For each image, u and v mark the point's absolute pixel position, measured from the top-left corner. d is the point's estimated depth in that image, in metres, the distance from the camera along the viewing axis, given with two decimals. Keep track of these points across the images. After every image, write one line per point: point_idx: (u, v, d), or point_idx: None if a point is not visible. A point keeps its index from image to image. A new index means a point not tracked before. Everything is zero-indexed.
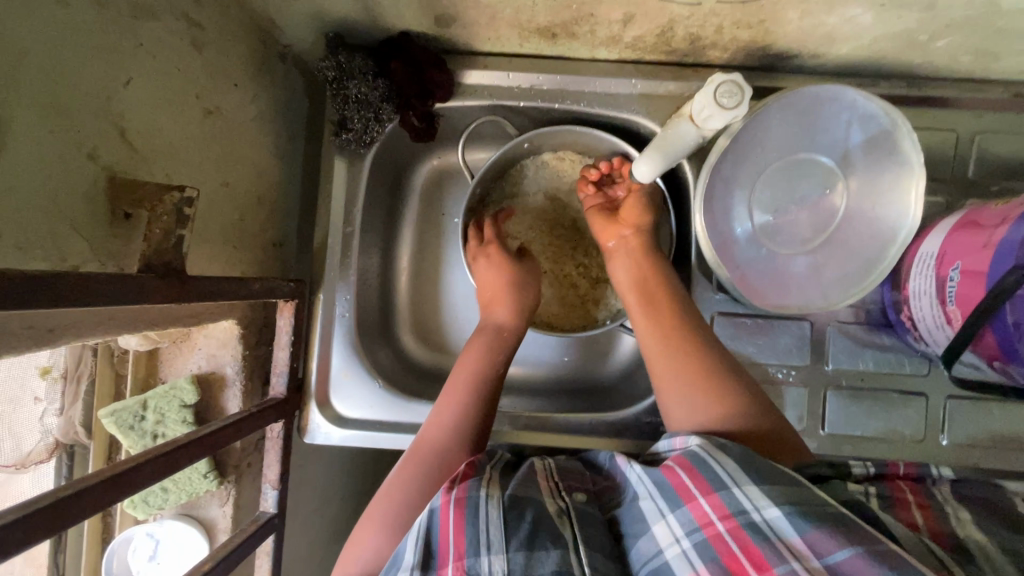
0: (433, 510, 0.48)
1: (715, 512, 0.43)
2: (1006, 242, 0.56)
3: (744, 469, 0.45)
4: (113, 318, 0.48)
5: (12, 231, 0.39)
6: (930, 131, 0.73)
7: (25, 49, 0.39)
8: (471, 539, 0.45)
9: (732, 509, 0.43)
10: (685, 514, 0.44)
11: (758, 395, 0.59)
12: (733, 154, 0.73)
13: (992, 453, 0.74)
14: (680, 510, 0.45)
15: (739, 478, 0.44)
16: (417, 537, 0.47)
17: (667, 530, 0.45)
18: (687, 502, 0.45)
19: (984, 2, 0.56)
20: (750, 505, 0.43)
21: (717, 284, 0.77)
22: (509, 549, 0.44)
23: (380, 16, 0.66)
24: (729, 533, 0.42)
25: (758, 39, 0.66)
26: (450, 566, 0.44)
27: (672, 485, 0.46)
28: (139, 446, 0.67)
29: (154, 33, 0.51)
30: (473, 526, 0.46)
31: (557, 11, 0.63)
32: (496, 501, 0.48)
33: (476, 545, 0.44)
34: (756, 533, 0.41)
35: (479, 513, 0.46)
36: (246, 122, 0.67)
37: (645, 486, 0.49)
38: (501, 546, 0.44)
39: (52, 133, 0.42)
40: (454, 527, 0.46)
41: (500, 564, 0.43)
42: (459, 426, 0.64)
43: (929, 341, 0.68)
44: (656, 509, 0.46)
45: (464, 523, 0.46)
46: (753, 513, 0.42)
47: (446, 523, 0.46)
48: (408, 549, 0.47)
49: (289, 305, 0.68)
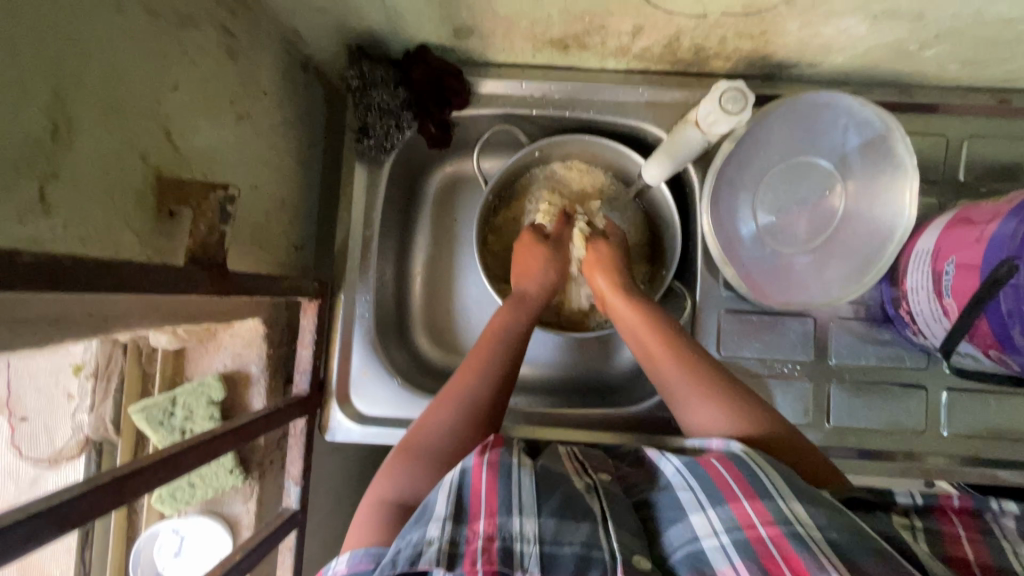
0: (466, 468, 0.50)
1: (758, 517, 0.46)
2: (996, 236, 0.60)
3: (791, 486, 0.48)
4: (159, 310, 0.51)
5: (75, 223, 0.42)
6: (922, 135, 0.77)
7: (90, 54, 0.42)
8: (503, 500, 0.48)
9: (775, 518, 0.46)
10: (727, 512, 0.48)
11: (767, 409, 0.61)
12: (736, 158, 0.77)
13: (991, 444, 0.77)
14: (721, 507, 0.48)
15: (785, 492, 0.48)
16: (448, 489, 0.49)
17: (707, 522, 0.48)
18: (729, 502, 0.48)
19: (969, 13, 0.60)
20: (795, 519, 0.45)
21: (724, 282, 0.80)
22: (540, 514, 0.48)
23: (402, 28, 0.69)
24: (771, 540, 0.45)
25: (759, 49, 0.70)
26: (481, 521, 0.46)
27: (715, 481, 0.50)
28: (167, 442, 0.70)
29: (196, 41, 0.55)
30: (506, 489, 0.48)
31: (570, 24, 0.67)
32: (529, 471, 0.51)
33: (507, 506, 0.47)
34: (799, 543, 0.43)
35: (512, 476, 0.50)
36: (272, 128, 0.70)
37: (685, 478, 0.52)
38: (533, 510, 0.48)
39: (110, 132, 0.44)
40: (486, 487, 0.48)
41: (531, 525, 0.47)
42: (465, 422, 0.61)
43: (928, 334, 0.71)
44: (695, 501, 0.50)
45: (496, 483, 0.49)
46: (796, 524, 0.45)
47: (478, 483, 0.49)
48: (440, 501, 0.48)
49: (313, 304, 0.70)
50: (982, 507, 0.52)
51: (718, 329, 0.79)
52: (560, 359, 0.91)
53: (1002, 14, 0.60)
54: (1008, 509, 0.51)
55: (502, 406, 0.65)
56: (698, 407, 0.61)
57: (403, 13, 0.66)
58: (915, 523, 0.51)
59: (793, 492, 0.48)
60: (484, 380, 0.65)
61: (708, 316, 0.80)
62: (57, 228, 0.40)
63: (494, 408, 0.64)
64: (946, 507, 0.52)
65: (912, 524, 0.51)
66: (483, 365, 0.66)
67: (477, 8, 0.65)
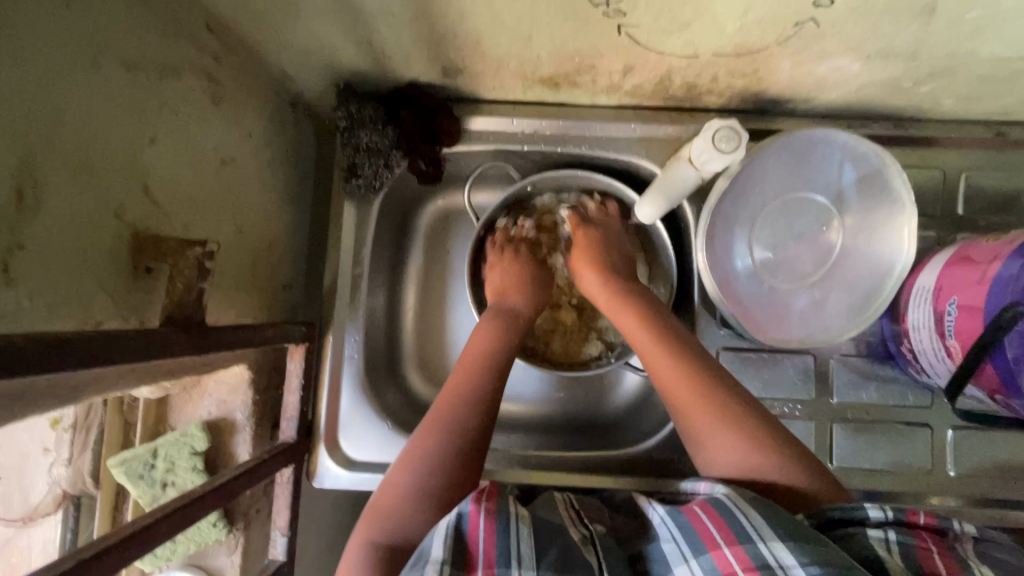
0: (462, 514, 0.47)
1: (739, 563, 0.42)
2: (1000, 277, 0.58)
3: (769, 521, 0.44)
4: (134, 371, 0.49)
5: (43, 292, 0.41)
6: (919, 170, 0.76)
7: (60, 116, 0.41)
8: (502, 550, 0.44)
9: (756, 563, 0.42)
10: (708, 561, 0.44)
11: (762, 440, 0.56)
12: (732, 194, 0.75)
13: (1000, 483, 0.75)
14: (703, 556, 0.44)
15: (764, 531, 0.44)
16: (443, 533, 0.46)
17: (689, 574, 0.44)
18: (710, 549, 0.44)
19: (964, 53, 0.59)
20: (775, 561, 0.41)
21: (721, 319, 0.78)
22: (539, 568, 0.43)
23: (390, 69, 0.69)
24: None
25: (752, 86, 0.69)
26: (478, 574, 0.43)
27: (696, 529, 0.46)
28: (148, 497, 0.68)
29: (177, 91, 0.54)
30: (504, 539, 0.45)
31: (560, 63, 0.66)
32: (526, 522, 0.47)
33: (506, 557, 0.44)
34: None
35: (511, 528, 0.46)
36: (259, 171, 0.69)
37: (671, 529, 0.48)
38: (531, 562, 0.43)
39: (81, 193, 0.43)
40: (484, 535, 0.45)
41: None
42: (455, 454, 0.58)
43: (931, 373, 0.70)
44: (679, 553, 0.46)
45: (494, 534, 0.45)
46: (776, 569, 0.41)
47: (477, 530, 0.45)
48: (436, 546, 0.45)
49: (301, 348, 0.68)
50: (945, 527, 0.47)
51: None
52: (555, 397, 0.89)
53: (997, 52, 0.59)
54: (969, 531, 0.46)
55: (489, 430, 0.61)
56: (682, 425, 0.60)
57: (391, 54, 0.65)
58: (889, 536, 0.45)
59: (771, 527, 0.44)
60: (473, 407, 0.62)
61: None
62: (23, 299, 0.39)
63: (480, 446, 0.60)
64: (916, 523, 0.47)
65: (885, 536, 0.45)
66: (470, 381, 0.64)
67: (465, 49, 0.64)
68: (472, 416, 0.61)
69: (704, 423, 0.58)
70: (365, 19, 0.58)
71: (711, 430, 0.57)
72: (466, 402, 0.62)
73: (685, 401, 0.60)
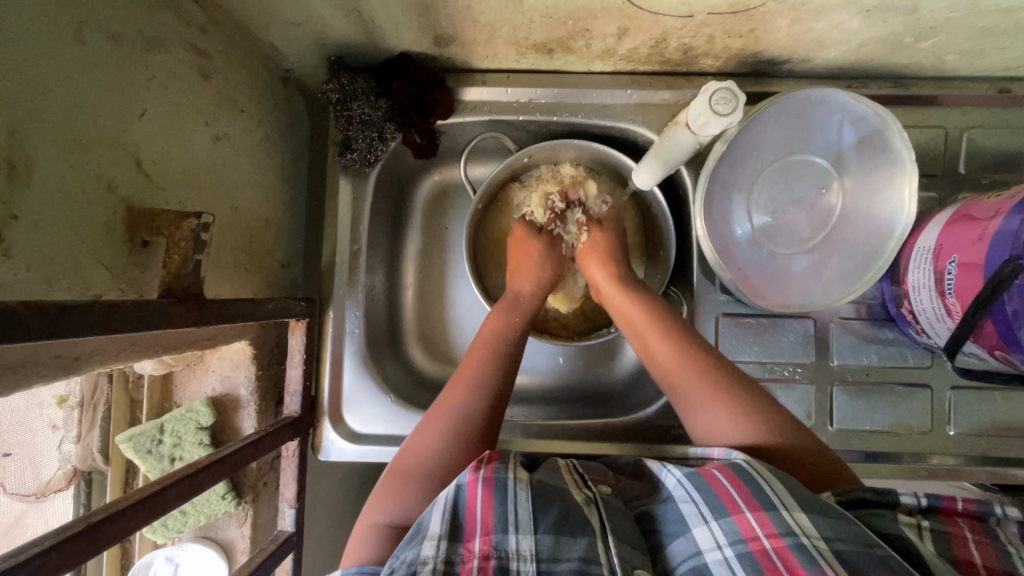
0: (460, 485, 0.47)
1: (762, 529, 0.42)
2: (1000, 233, 0.58)
3: (794, 494, 0.44)
4: (134, 344, 0.50)
5: (40, 264, 0.41)
6: (921, 129, 0.75)
7: (46, 87, 0.41)
8: (500, 516, 0.44)
9: (781, 530, 0.42)
10: (730, 524, 0.44)
11: (768, 419, 0.55)
12: (730, 158, 0.74)
13: (999, 442, 0.75)
14: (724, 519, 0.44)
15: (789, 502, 0.43)
16: (442, 508, 0.45)
17: (710, 534, 0.44)
18: (733, 513, 0.44)
19: (966, 4, 0.58)
20: (799, 528, 0.41)
21: (720, 285, 0.78)
22: (537, 531, 0.44)
23: (381, 39, 0.67)
24: (775, 552, 0.41)
25: (749, 47, 0.68)
26: (477, 539, 0.43)
27: (716, 492, 0.46)
28: (156, 471, 0.69)
29: (165, 64, 0.53)
30: (503, 505, 0.45)
31: (553, 28, 0.65)
32: (524, 486, 0.47)
33: (504, 523, 0.44)
34: (807, 558, 0.40)
35: (509, 494, 0.46)
36: (252, 147, 0.68)
37: (688, 490, 0.48)
38: (528, 526, 0.44)
39: (73, 166, 0.43)
40: (482, 504, 0.45)
41: (527, 544, 0.43)
42: None
43: (931, 333, 0.70)
44: (698, 514, 0.46)
45: (493, 501, 0.45)
46: (802, 536, 0.41)
47: (474, 500, 0.45)
48: (434, 519, 0.45)
49: (301, 323, 0.68)
50: (985, 512, 0.45)
51: (716, 333, 0.78)
52: (556, 367, 0.89)
53: (1000, 3, 0.58)
54: (1012, 515, 0.45)
55: (496, 415, 0.62)
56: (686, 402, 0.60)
57: (381, 23, 0.64)
58: (922, 522, 0.45)
59: (797, 502, 0.44)
60: (477, 390, 0.62)
61: (705, 321, 0.78)
62: (20, 271, 0.39)
63: (490, 421, 0.61)
64: (952, 510, 0.46)
65: (919, 522, 0.45)
66: (490, 360, 0.65)
67: (456, 16, 0.63)
68: (478, 396, 0.62)
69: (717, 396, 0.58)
70: None
71: (747, 412, 0.56)
72: (474, 385, 0.62)
73: (702, 375, 0.59)
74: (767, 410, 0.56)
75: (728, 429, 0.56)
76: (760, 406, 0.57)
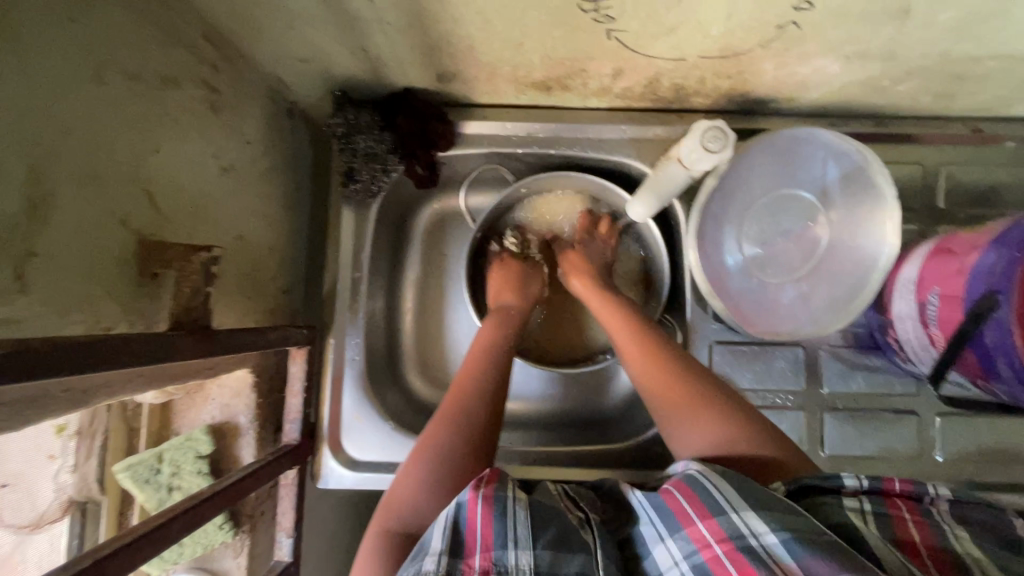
0: (460, 503, 0.47)
1: (713, 535, 0.43)
2: (978, 268, 0.61)
3: (741, 493, 0.45)
4: (142, 374, 0.51)
5: (54, 298, 0.42)
6: (901, 165, 0.79)
7: (69, 127, 0.43)
8: (500, 533, 0.45)
9: (730, 533, 0.43)
10: (683, 538, 0.45)
11: (753, 429, 0.55)
12: (721, 193, 0.78)
13: (987, 467, 0.77)
14: (678, 533, 0.45)
15: (735, 504, 0.44)
16: (443, 525, 0.46)
17: (668, 553, 0.45)
18: (685, 527, 0.45)
19: (937, 53, 0.62)
20: (747, 530, 0.42)
21: (713, 313, 0.81)
22: (536, 546, 0.44)
23: (386, 75, 0.70)
24: (726, 556, 0.42)
25: (737, 87, 0.71)
26: (477, 557, 0.44)
27: (671, 508, 0.47)
28: (154, 501, 0.68)
29: (178, 100, 0.55)
30: (502, 523, 0.45)
31: (552, 67, 0.68)
32: (522, 505, 0.47)
33: (503, 539, 0.44)
34: (754, 557, 0.41)
35: (507, 512, 0.46)
36: (258, 176, 0.70)
37: (647, 511, 0.49)
38: (527, 542, 0.44)
39: (90, 203, 0.45)
40: (481, 521, 0.45)
41: (527, 559, 0.43)
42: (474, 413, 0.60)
43: (916, 361, 0.72)
44: (656, 534, 0.47)
45: (491, 519, 0.45)
46: (749, 538, 0.42)
47: (473, 518, 0.46)
48: (435, 537, 0.45)
49: (302, 351, 0.69)
50: (920, 492, 0.47)
51: (709, 360, 0.80)
52: (552, 393, 0.90)
53: (970, 51, 0.62)
54: (945, 493, 0.46)
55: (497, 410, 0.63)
56: (670, 424, 0.59)
57: (386, 61, 0.67)
58: (865, 507, 0.45)
59: (746, 499, 0.44)
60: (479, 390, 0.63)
61: (698, 348, 0.80)
62: (34, 305, 0.40)
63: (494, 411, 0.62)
64: (890, 491, 0.47)
65: (861, 507, 0.45)
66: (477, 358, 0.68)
67: (458, 56, 0.66)
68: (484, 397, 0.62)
69: (699, 404, 0.58)
70: (360, 28, 0.60)
71: (720, 417, 0.56)
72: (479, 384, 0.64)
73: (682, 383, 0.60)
74: (751, 414, 0.57)
75: (699, 434, 0.56)
76: (738, 417, 0.56)
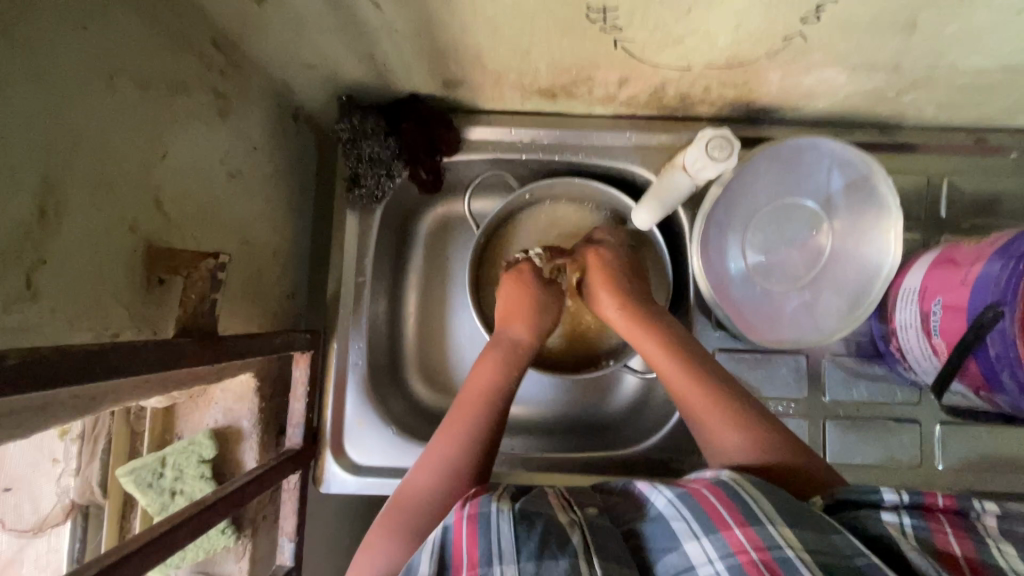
0: (446, 527, 0.48)
1: (750, 542, 0.43)
2: (983, 278, 0.61)
3: (777, 508, 0.46)
4: (148, 380, 0.51)
5: (63, 306, 0.42)
6: (904, 174, 0.79)
7: (81, 136, 0.43)
8: (484, 548, 0.45)
9: (767, 542, 0.43)
10: (720, 540, 0.44)
11: (779, 439, 0.56)
12: (724, 202, 0.78)
13: (987, 477, 0.77)
14: (714, 535, 0.45)
15: (772, 516, 0.45)
16: (429, 551, 0.46)
17: (701, 550, 0.45)
18: (721, 530, 0.45)
19: (943, 64, 0.62)
20: (784, 541, 0.43)
21: (717, 321, 0.81)
22: (520, 559, 0.44)
23: (392, 81, 0.70)
24: (763, 564, 0.42)
25: (742, 96, 0.72)
26: (463, 574, 0.44)
27: (705, 510, 0.46)
28: (156, 505, 0.68)
29: (186, 107, 0.55)
30: (486, 538, 0.45)
31: (558, 75, 0.68)
32: (506, 514, 0.47)
33: (488, 555, 0.44)
34: (791, 567, 0.41)
35: (491, 527, 0.46)
36: (263, 181, 0.70)
37: (676, 508, 0.48)
38: (512, 555, 0.44)
39: (100, 212, 0.45)
40: (467, 539, 0.46)
41: (511, 574, 0.43)
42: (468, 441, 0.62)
43: (919, 371, 0.72)
44: (688, 531, 0.46)
45: (476, 536, 0.46)
46: (786, 549, 0.42)
47: (459, 535, 0.46)
48: (423, 561, 0.46)
49: (306, 356, 0.69)
50: (964, 507, 0.46)
51: None
52: (554, 399, 0.90)
53: (976, 64, 0.62)
54: (993, 509, 0.46)
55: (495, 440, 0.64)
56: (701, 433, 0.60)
57: (393, 68, 0.67)
58: (904, 521, 0.45)
59: (781, 514, 0.45)
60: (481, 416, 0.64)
61: None
62: (44, 313, 0.40)
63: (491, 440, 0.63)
64: (933, 506, 0.47)
65: (901, 521, 0.45)
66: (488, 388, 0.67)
67: (465, 63, 0.66)
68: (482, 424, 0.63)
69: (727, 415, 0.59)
70: (368, 36, 0.60)
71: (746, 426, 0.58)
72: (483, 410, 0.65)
73: (705, 399, 0.61)
74: (774, 421, 0.58)
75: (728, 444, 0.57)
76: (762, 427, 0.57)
